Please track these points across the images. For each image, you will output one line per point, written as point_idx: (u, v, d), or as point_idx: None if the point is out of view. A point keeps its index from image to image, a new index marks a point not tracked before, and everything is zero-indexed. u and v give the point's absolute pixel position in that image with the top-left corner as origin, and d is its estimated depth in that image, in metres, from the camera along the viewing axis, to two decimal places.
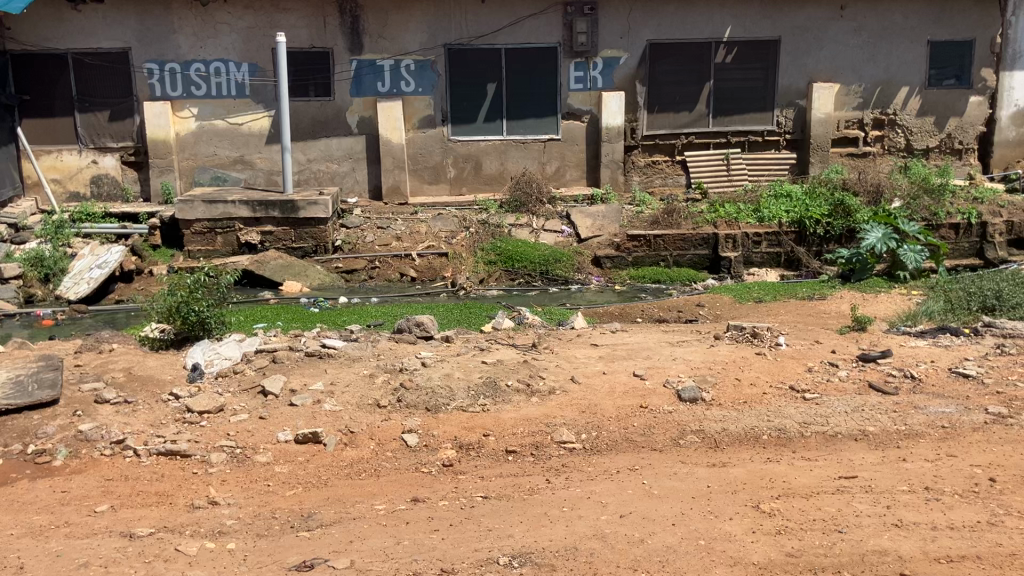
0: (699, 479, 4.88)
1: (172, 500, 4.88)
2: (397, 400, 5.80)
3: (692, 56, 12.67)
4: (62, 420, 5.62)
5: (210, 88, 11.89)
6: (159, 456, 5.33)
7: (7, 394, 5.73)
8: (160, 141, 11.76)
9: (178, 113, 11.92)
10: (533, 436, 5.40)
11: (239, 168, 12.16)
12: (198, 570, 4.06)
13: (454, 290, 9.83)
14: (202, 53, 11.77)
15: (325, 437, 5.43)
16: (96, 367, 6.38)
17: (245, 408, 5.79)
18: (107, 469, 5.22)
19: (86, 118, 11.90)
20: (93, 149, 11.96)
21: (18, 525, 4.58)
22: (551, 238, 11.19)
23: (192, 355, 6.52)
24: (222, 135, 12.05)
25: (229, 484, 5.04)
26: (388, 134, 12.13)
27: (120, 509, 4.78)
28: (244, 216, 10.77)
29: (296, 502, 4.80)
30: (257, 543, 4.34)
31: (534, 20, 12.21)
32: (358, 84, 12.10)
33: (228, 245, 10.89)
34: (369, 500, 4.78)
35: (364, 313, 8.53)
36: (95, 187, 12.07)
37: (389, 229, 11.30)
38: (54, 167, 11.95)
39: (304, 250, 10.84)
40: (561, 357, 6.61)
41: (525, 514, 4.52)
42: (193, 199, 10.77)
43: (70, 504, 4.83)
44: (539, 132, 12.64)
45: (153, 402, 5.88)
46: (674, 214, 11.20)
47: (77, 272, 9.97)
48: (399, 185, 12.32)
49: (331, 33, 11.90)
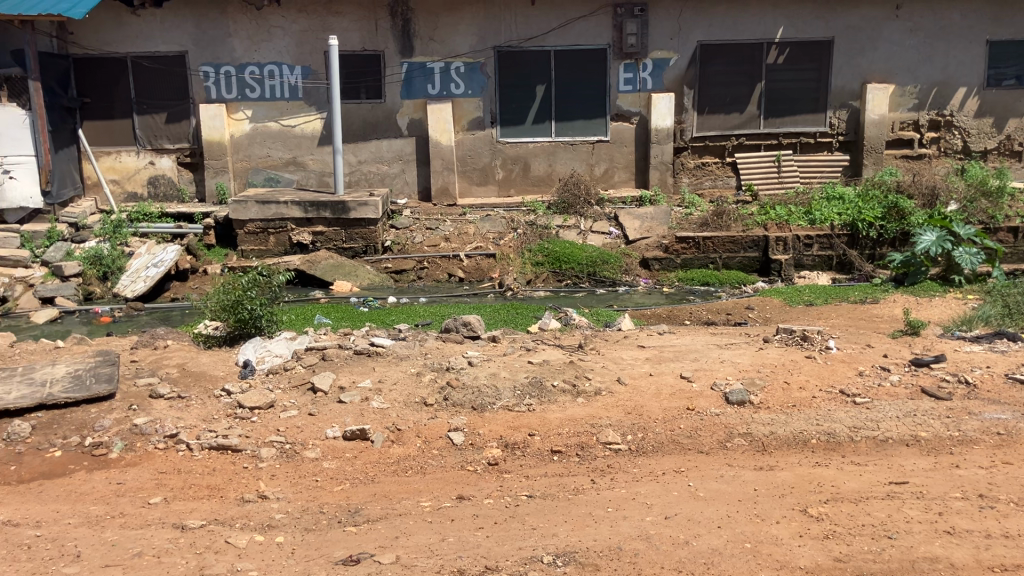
0: (746, 482, 4.84)
1: (223, 493, 4.97)
2: (444, 398, 5.84)
3: (743, 58, 12.55)
4: (119, 414, 5.77)
5: (264, 90, 12.08)
6: (211, 450, 5.44)
7: (66, 388, 5.92)
8: (215, 142, 11.98)
9: (232, 115, 12.13)
10: (578, 437, 5.40)
11: (292, 169, 12.35)
12: (247, 563, 4.14)
13: (501, 290, 9.86)
14: (257, 56, 11.97)
15: (373, 434, 5.49)
16: (151, 362, 6.54)
17: (295, 404, 5.89)
18: (161, 462, 5.34)
19: (145, 120, 12.19)
20: (150, 150, 12.24)
21: (75, 515, 4.72)
22: (599, 240, 11.17)
23: (244, 352, 6.66)
24: (276, 137, 12.25)
25: (278, 478, 5.13)
26: (438, 136, 12.21)
27: (172, 501, 4.88)
28: (296, 217, 10.91)
29: (343, 498, 4.87)
30: (305, 537, 4.41)
31: (583, 22, 12.20)
32: (409, 87, 12.21)
33: (281, 245, 11.05)
34: (415, 496, 4.83)
35: (412, 313, 8.60)
36: (152, 188, 12.34)
37: (438, 230, 11.38)
38: (113, 168, 12.25)
39: (354, 251, 10.97)
40: (607, 358, 6.59)
41: (569, 513, 4.52)
42: (246, 200, 10.91)
43: (126, 496, 4.96)
44: (588, 133, 12.62)
45: (206, 398, 6.01)
46: (724, 216, 11.11)
47: (134, 271, 10.19)
48: (448, 187, 12.41)
49: (383, 36, 12.02)
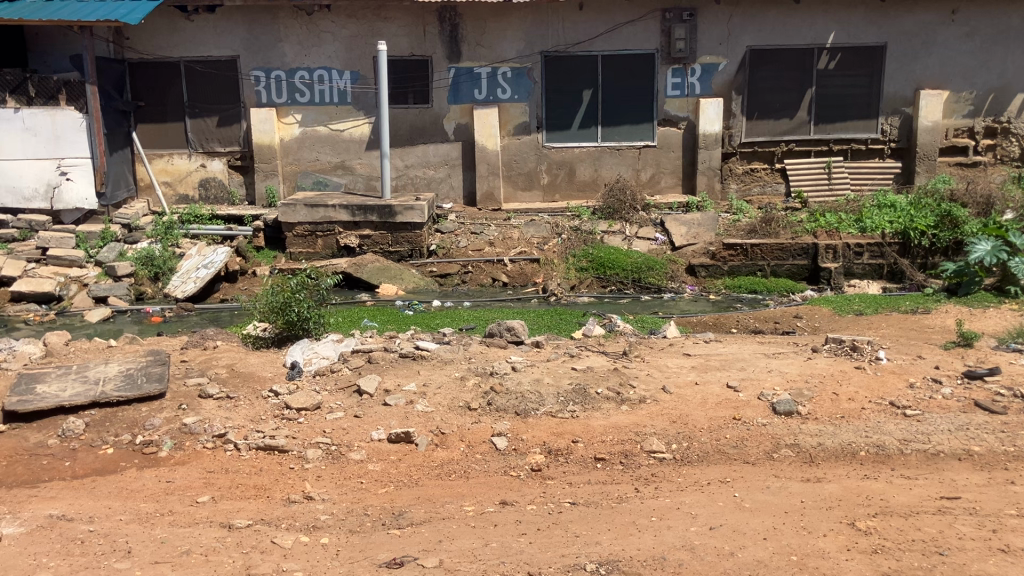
0: (793, 494, 4.77)
1: (269, 493, 5.03)
2: (487, 403, 5.86)
3: (793, 63, 12.40)
4: (169, 413, 5.87)
5: (314, 95, 12.22)
6: (259, 450, 5.51)
7: (118, 386, 6.04)
8: (265, 146, 12.14)
9: (282, 119, 12.29)
10: (622, 445, 5.37)
11: (340, 173, 12.48)
12: (293, 563, 4.18)
13: (545, 296, 9.85)
14: (307, 61, 12.11)
15: (417, 437, 5.52)
16: (201, 362, 6.65)
17: (341, 406, 5.94)
18: (209, 462, 5.42)
19: (197, 123, 12.39)
20: (202, 153, 12.45)
21: (126, 512, 4.81)
22: (644, 246, 11.11)
23: (291, 353, 6.74)
24: (325, 141, 12.38)
25: (324, 479, 5.18)
26: (484, 141, 12.24)
27: (220, 500, 4.95)
28: (344, 220, 11.01)
29: (387, 500, 4.90)
30: (350, 538, 4.44)
31: (631, 27, 12.15)
32: (456, 91, 12.27)
33: (328, 248, 11.17)
34: (459, 500, 4.84)
35: (456, 317, 8.63)
36: (203, 190, 12.55)
37: (482, 234, 11.41)
38: (166, 170, 12.48)
39: (400, 255, 11.04)
40: (652, 365, 6.55)
41: (613, 522, 4.50)
42: (295, 203, 11.04)
43: (175, 494, 5.04)
44: (635, 139, 12.57)
45: (254, 398, 6.09)
46: (773, 223, 10.99)
47: (185, 272, 10.37)
48: (493, 192, 12.45)
49: (431, 41, 12.08)
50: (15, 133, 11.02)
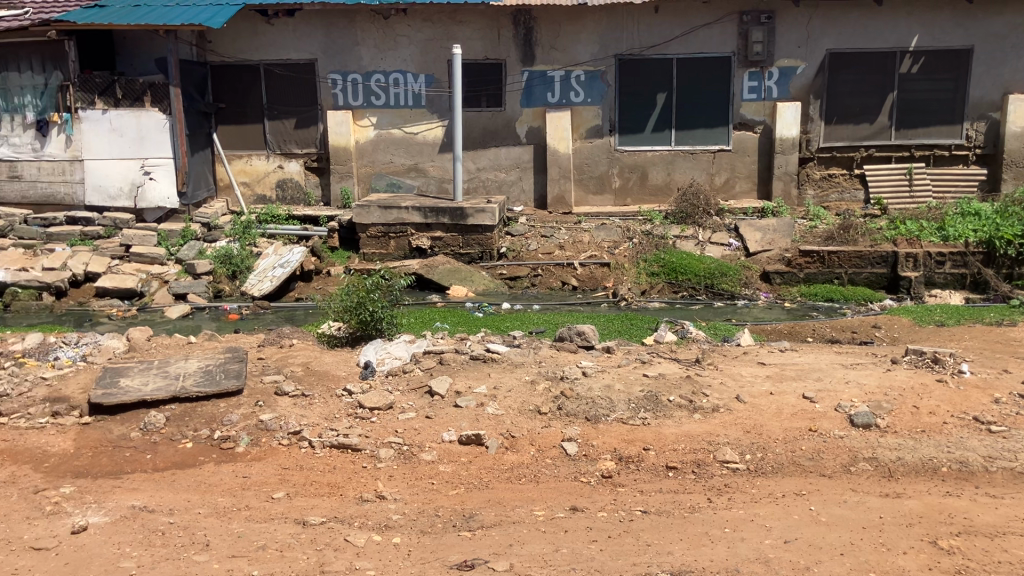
0: (871, 510, 4.65)
1: (342, 491, 5.10)
2: (558, 408, 5.85)
3: (875, 66, 12.11)
4: (246, 409, 6.00)
5: (389, 98, 12.37)
6: (332, 448, 5.60)
7: (198, 382, 6.20)
8: (340, 148, 12.33)
9: (358, 122, 12.47)
10: (694, 454, 5.32)
11: (413, 175, 12.60)
12: (365, 562, 4.23)
13: (616, 300, 9.79)
14: (383, 64, 12.26)
15: (487, 439, 5.54)
16: (277, 360, 6.79)
17: (413, 407, 5.99)
18: (284, 458, 5.52)
19: (275, 125, 12.64)
20: (279, 154, 12.69)
21: (205, 505, 4.93)
22: (718, 251, 10.98)
23: (365, 353, 6.83)
24: (399, 144, 12.52)
25: (396, 479, 5.22)
26: (556, 144, 12.23)
27: (295, 497, 5.04)
28: (416, 222, 11.12)
29: (458, 502, 4.92)
30: (422, 539, 4.47)
31: (708, 30, 12.01)
32: (529, 95, 12.29)
33: (400, 249, 11.29)
34: (529, 505, 4.84)
35: (526, 320, 8.63)
36: (280, 190, 12.79)
37: (553, 238, 11.40)
38: (244, 171, 12.76)
39: (471, 257, 11.11)
40: (726, 374, 6.45)
41: (685, 532, 4.44)
42: (369, 204, 11.18)
43: (251, 489, 5.14)
44: (710, 143, 12.42)
45: (328, 396, 6.18)
46: (851, 230, 10.75)
47: (262, 270, 10.59)
48: (565, 195, 12.43)
49: (505, 44, 12.12)
50: (103, 134, 11.48)
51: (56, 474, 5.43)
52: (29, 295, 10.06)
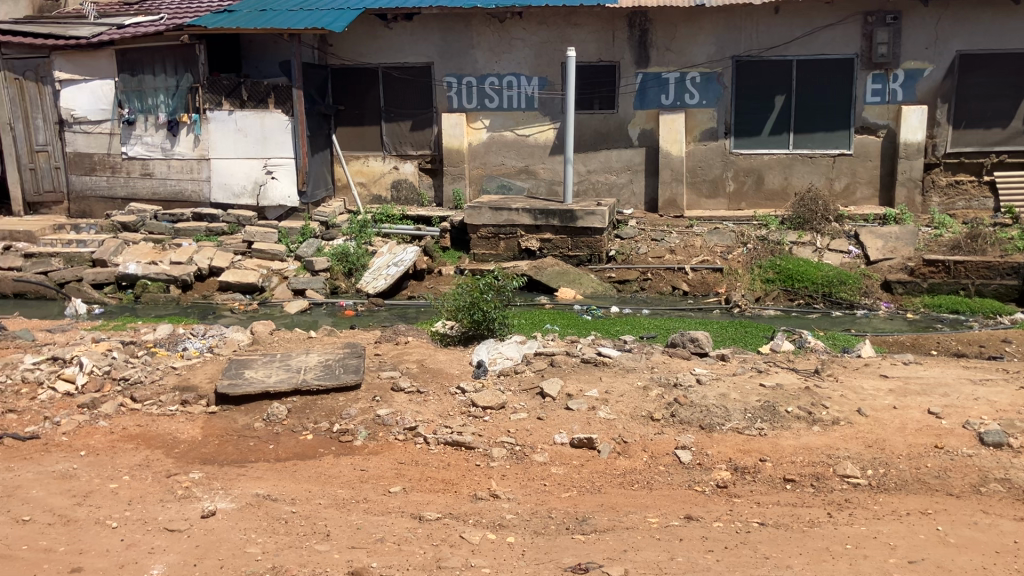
0: (1004, 533, 4.44)
1: (457, 488, 5.18)
2: (671, 415, 5.79)
3: (1010, 68, 11.54)
4: (363, 403, 6.16)
5: (502, 100, 12.48)
6: (446, 446, 5.68)
7: (319, 375, 6.40)
8: (454, 149, 12.51)
9: (471, 124, 12.63)
10: (813, 467, 5.19)
11: (524, 177, 12.68)
12: (480, 559, 4.28)
13: (728, 307, 9.63)
14: (497, 67, 12.38)
15: (599, 444, 5.53)
16: (393, 357, 6.95)
17: (525, 407, 6.04)
18: (400, 453, 5.64)
19: (391, 127, 12.90)
20: (394, 156, 12.95)
21: (325, 496, 5.09)
22: (836, 259, 10.67)
23: (477, 352, 6.91)
24: (511, 146, 12.62)
25: (508, 479, 5.27)
26: (669, 147, 12.11)
27: (411, 491, 5.14)
28: (526, 223, 11.19)
29: (571, 505, 4.93)
30: (535, 540, 4.50)
31: (830, 31, 11.69)
32: (643, 97, 12.21)
33: (510, 250, 11.38)
34: (643, 511, 4.81)
35: (637, 324, 8.57)
36: (394, 191, 13.05)
37: (664, 242, 11.29)
38: (361, 171, 13.09)
39: (580, 259, 11.11)
40: (846, 386, 6.27)
41: (805, 546, 4.34)
42: (480, 205, 11.31)
43: (369, 482, 5.28)
44: (829, 147, 12.08)
45: (442, 394, 6.28)
46: (979, 239, 10.29)
47: (376, 268, 10.82)
48: (676, 199, 12.29)
49: (620, 47, 12.08)
50: (229, 134, 11.94)
51: (186, 460, 5.70)
52: (158, 288, 10.58)
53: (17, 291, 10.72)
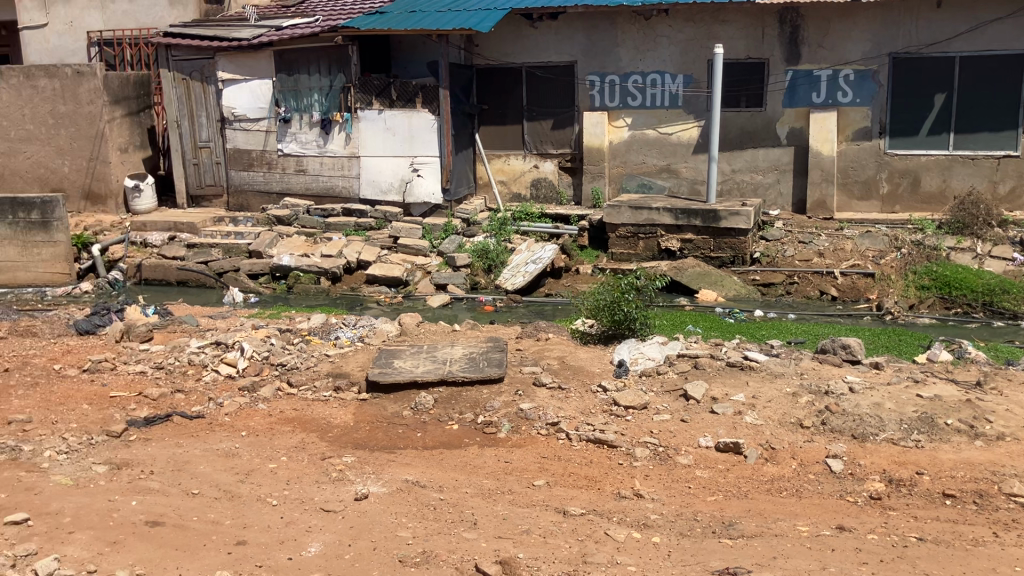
0: None
1: (600, 486, 5.20)
2: (821, 423, 5.64)
3: None
4: (507, 397, 6.27)
5: (645, 99, 12.41)
6: (589, 443, 5.71)
7: (465, 368, 6.56)
8: (595, 148, 12.53)
9: (613, 123, 12.60)
10: (977, 483, 4.95)
11: (665, 176, 12.56)
12: (626, 557, 4.30)
13: (879, 313, 9.27)
14: (642, 65, 12.31)
15: (746, 449, 5.45)
16: (535, 353, 7.03)
17: (668, 408, 6.00)
18: (544, 448, 5.70)
19: (533, 126, 13.01)
20: (535, 154, 13.05)
21: (471, 485, 5.22)
22: (998, 266, 10.11)
23: (619, 352, 6.90)
24: (653, 144, 12.53)
25: (652, 479, 5.25)
26: (819, 146, 11.76)
27: (555, 486, 5.20)
28: (667, 223, 11.09)
29: (717, 509, 4.87)
30: (681, 541, 4.48)
31: (998, 25, 11.08)
32: (792, 95, 11.89)
33: (649, 250, 11.30)
34: (792, 519, 4.71)
35: (783, 329, 8.37)
36: (534, 189, 13.17)
37: (811, 245, 10.97)
38: (502, 170, 13.28)
39: (722, 260, 10.94)
40: (1013, 400, 5.94)
41: (968, 565, 4.15)
42: (621, 204, 11.28)
43: (513, 474, 5.37)
44: (993, 148, 11.45)
45: (583, 392, 6.32)
46: None
47: (516, 265, 10.96)
48: (825, 200, 11.93)
49: (769, 43, 11.80)
50: (379, 133, 12.41)
51: (339, 444, 5.94)
52: (309, 279, 11.04)
53: (182, 279, 11.41)
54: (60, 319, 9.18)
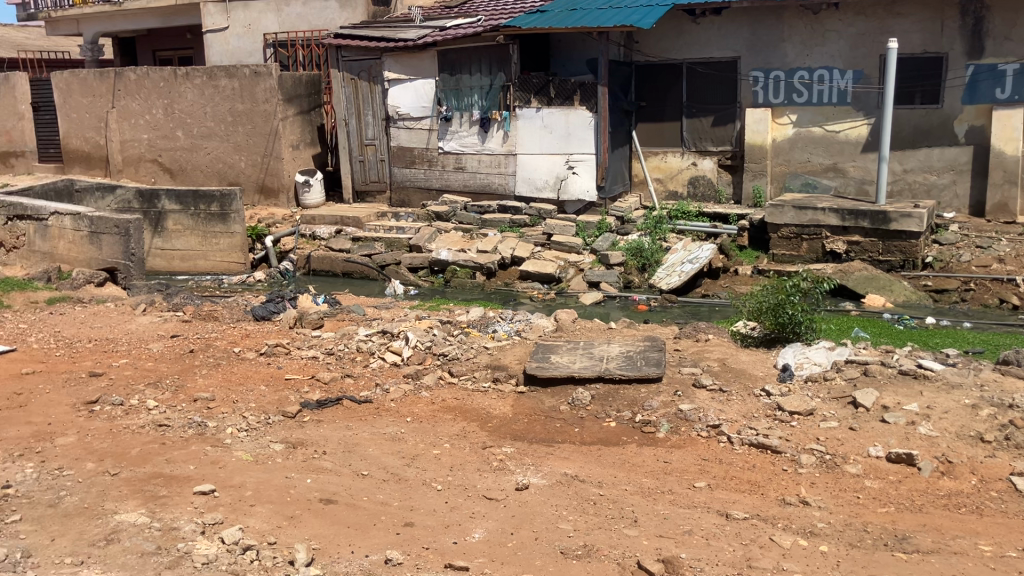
0: None
1: (763, 491, 5.10)
2: (1004, 438, 5.33)
3: None
4: (665, 397, 6.24)
5: (812, 95, 12.01)
6: (751, 447, 5.61)
7: (623, 366, 6.56)
8: (757, 146, 12.25)
9: (777, 120, 12.27)
10: None
11: (830, 176, 12.12)
12: (792, 564, 4.21)
13: None
14: (809, 61, 11.92)
15: (920, 461, 5.21)
16: (695, 354, 6.96)
17: (835, 415, 5.81)
18: (703, 450, 5.64)
19: (692, 123, 12.82)
20: (694, 152, 12.86)
21: (630, 483, 5.23)
22: None
23: (783, 355, 6.73)
24: (818, 143, 12.11)
25: (818, 487, 5.10)
26: (1002, 145, 11.07)
27: (716, 488, 5.13)
28: (832, 224, 10.73)
29: (888, 521, 4.69)
30: (851, 552, 4.34)
31: None
32: (973, 91, 11.23)
33: (812, 252, 10.95)
34: (972, 537, 4.47)
35: (960, 338, 7.94)
36: (692, 187, 12.99)
37: (990, 250, 10.38)
38: (659, 167, 13.16)
39: (891, 264, 10.46)
40: None
41: None
42: (783, 204, 11.00)
43: (673, 474, 5.34)
44: None
45: (745, 395, 6.20)
46: None
47: (671, 264, 10.88)
48: (1008, 203, 11.25)
49: (949, 37, 11.21)
50: (536, 131, 12.55)
51: (499, 434, 6.07)
52: (466, 274, 11.31)
53: (346, 270, 11.91)
54: (238, 305, 9.78)
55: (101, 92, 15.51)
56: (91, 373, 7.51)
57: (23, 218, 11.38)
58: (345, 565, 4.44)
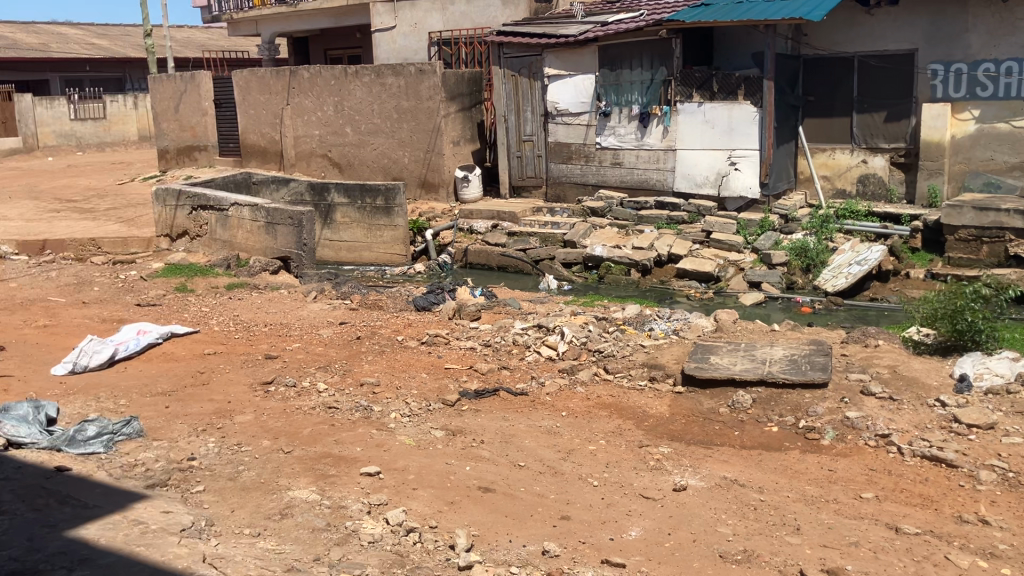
0: None
1: (937, 506, 4.85)
2: None
3: None
4: (831, 403, 6.03)
5: (998, 89, 11.27)
6: (924, 459, 5.35)
7: (786, 369, 6.39)
8: (934, 143, 11.58)
9: (958, 115, 11.59)
10: None
11: (1016, 175, 11.40)
12: None
13: None
14: (996, 52, 11.18)
15: None
16: (863, 359, 6.69)
17: (1019, 431, 5.47)
18: (871, 460, 5.42)
19: (863, 119, 12.26)
20: (864, 148, 12.29)
21: (792, 490, 5.09)
22: None
23: (961, 365, 6.37)
24: (1004, 139, 11.38)
25: (999, 506, 4.81)
26: None
27: (885, 501, 4.92)
28: (1017, 227, 10.09)
29: None
30: None
31: None
32: None
33: (993, 256, 10.31)
34: None
35: None
36: (861, 186, 12.41)
37: None
38: (825, 164, 12.67)
39: None
40: None
41: None
42: (962, 203, 10.37)
43: (839, 483, 5.16)
44: None
45: (918, 404, 5.92)
46: None
47: (837, 266, 10.48)
48: None
49: None
50: (698, 126, 12.36)
51: (655, 433, 6.02)
52: (621, 270, 11.27)
53: (501, 264, 12.10)
54: (400, 295, 10.12)
55: (278, 90, 16.38)
56: (266, 355, 7.96)
57: (206, 208, 12.16)
58: (504, 553, 4.54)
